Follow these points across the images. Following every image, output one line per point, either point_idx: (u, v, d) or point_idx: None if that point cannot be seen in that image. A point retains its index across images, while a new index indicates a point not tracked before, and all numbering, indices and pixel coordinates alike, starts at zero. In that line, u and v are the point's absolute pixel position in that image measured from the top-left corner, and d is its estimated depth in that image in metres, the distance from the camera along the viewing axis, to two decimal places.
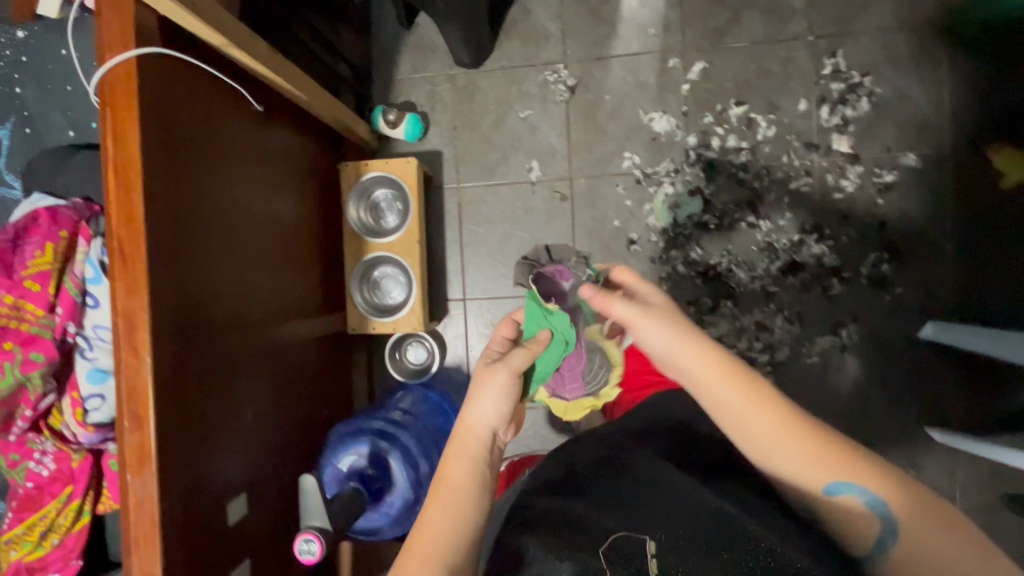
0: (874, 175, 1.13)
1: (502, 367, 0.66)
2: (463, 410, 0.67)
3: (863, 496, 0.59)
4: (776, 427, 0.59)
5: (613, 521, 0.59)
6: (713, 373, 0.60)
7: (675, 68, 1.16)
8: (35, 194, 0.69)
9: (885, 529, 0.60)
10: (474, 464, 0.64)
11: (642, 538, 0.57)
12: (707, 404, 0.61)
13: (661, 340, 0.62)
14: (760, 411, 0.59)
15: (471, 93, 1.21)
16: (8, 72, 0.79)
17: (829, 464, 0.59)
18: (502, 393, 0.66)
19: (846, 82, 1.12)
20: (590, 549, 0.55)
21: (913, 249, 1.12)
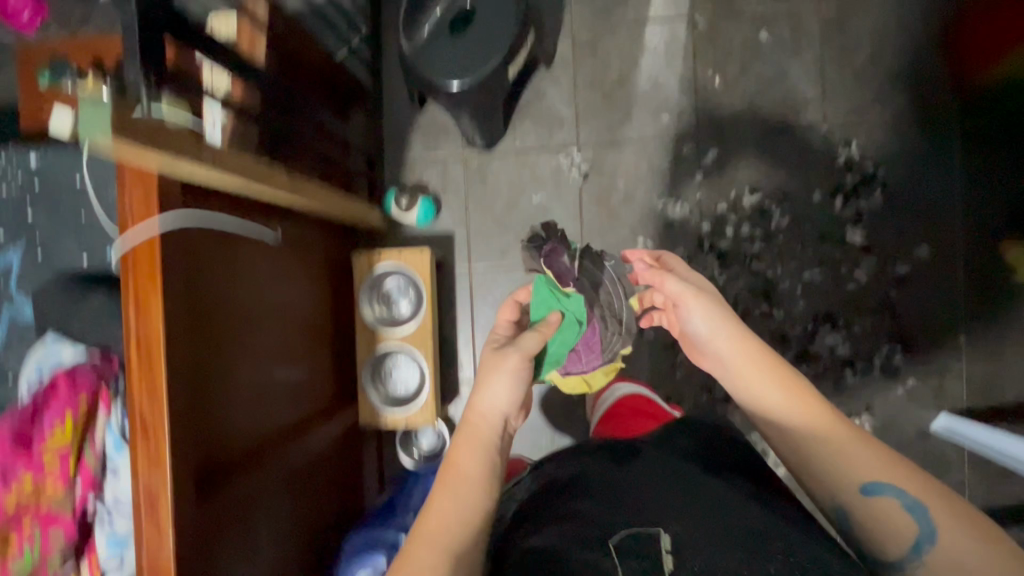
0: (887, 267, 1.13)
1: (515, 351, 0.78)
2: (477, 394, 0.77)
3: (900, 497, 0.61)
4: (803, 407, 0.68)
5: (627, 517, 0.61)
6: (747, 349, 0.73)
7: (689, 155, 1.16)
8: (48, 337, 0.67)
9: (922, 532, 0.59)
10: (484, 450, 0.72)
11: (655, 533, 0.59)
12: (739, 374, 0.73)
13: (706, 320, 0.76)
14: (780, 382, 0.70)
15: (484, 175, 1.21)
16: (19, 197, 0.77)
17: (857, 450, 0.64)
18: (512, 376, 0.77)
19: (859, 174, 1.12)
20: (599, 539, 0.58)
21: (926, 341, 1.13)
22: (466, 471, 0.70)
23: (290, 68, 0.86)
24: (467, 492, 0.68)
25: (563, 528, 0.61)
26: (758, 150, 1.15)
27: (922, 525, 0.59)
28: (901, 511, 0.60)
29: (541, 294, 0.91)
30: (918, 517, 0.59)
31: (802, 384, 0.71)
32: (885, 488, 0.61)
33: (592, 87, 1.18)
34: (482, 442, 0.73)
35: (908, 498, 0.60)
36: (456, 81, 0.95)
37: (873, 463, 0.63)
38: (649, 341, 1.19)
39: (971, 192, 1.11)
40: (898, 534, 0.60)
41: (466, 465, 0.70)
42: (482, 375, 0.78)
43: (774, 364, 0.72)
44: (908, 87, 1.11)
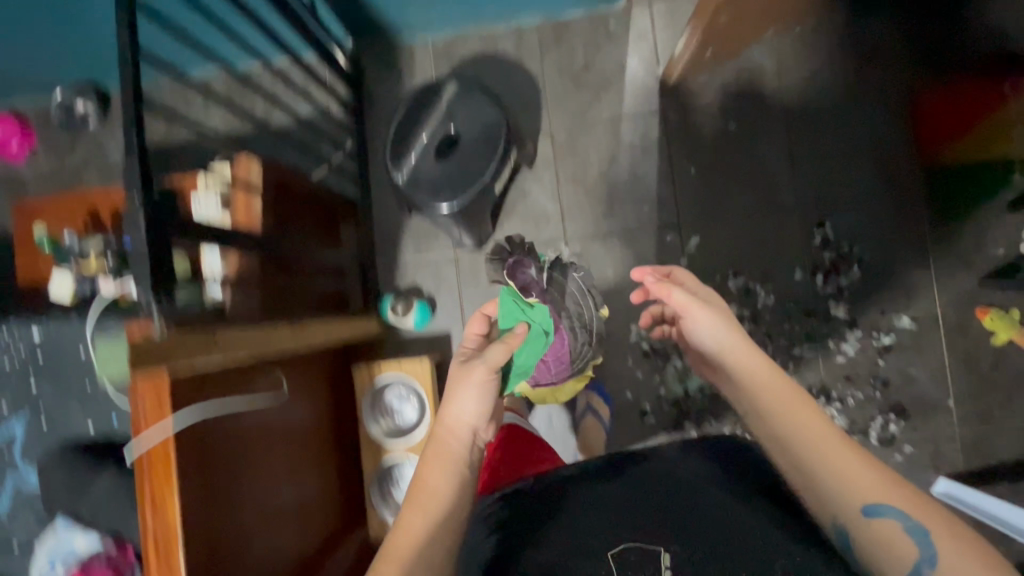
0: (872, 338, 1.17)
1: (481, 364, 0.70)
2: (443, 408, 0.70)
3: (902, 519, 0.52)
4: (802, 417, 0.59)
5: (625, 530, 0.60)
6: (753, 360, 0.64)
7: (673, 243, 1.21)
8: (59, 521, 0.70)
9: (923, 555, 0.51)
10: (452, 466, 0.66)
11: (656, 550, 0.57)
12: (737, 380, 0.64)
13: (710, 332, 0.66)
14: (776, 389, 0.61)
15: (476, 274, 1.24)
16: (22, 369, 0.78)
17: (858, 469, 0.55)
18: (480, 392, 0.70)
19: (836, 252, 1.17)
20: (598, 551, 0.59)
21: (917, 408, 1.16)
22: (432, 505, 0.63)
23: (282, 212, 0.89)
24: (430, 505, 0.63)
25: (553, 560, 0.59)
26: (739, 235, 1.20)
27: (924, 548, 0.51)
28: (903, 534, 0.52)
29: (507, 308, 0.83)
30: (921, 541, 0.51)
31: (802, 394, 0.61)
32: (886, 509, 0.53)
33: (574, 183, 1.23)
34: (447, 466, 0.66)
35: (911, 521, 0.52)
36: (446, 203, 0.97)
37: (874, 482, 0.55)
38: (651, 426, 1.21)
39: (945, 262, 1.16)
40: (898, 561, 0.52)
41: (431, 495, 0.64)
42: (449, 388, 0.71)
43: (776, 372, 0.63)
44: (874, 168, 1.17)
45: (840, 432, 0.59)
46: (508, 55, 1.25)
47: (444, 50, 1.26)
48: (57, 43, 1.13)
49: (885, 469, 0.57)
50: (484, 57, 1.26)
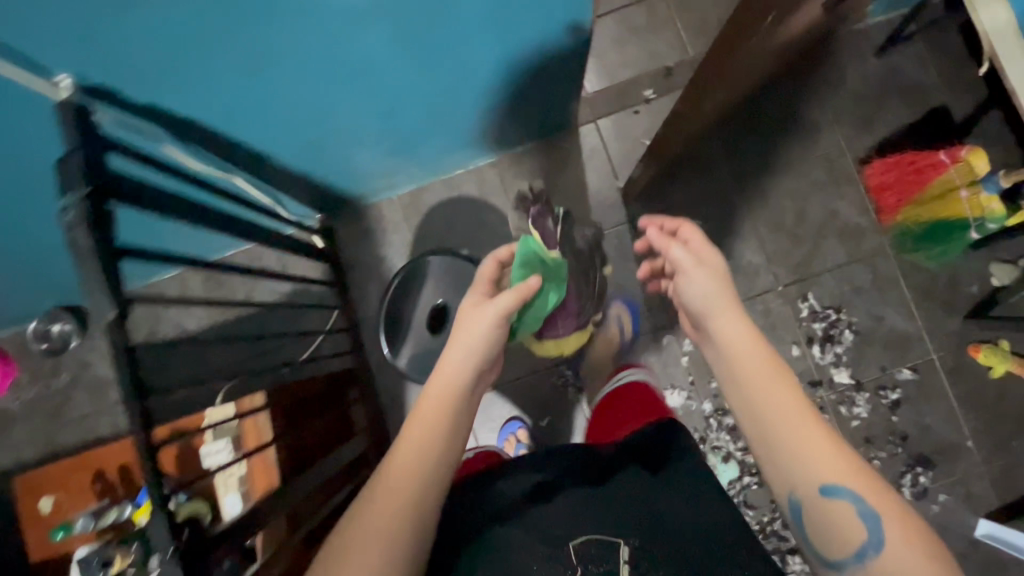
0: (881, 396, 1.20)
1: (492, 309, 0.76)
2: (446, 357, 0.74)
3: (857, 503, 0.56)
4: (776, 394, 0.61)
5: (597, 523, 0.71)
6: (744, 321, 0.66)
7: (670, 343, 1.24)
8: None
9: (869, 540, 0.55)
10: (450, 411, 0.70)
11: (616, 542, 0.69)
12: (723, 330, 0.66)
13: (705, 291, 0.69)
14: (761, 350, 0.64)
15: (488, 414, 1.25)
16: None
17: (823, 450, 0.58)
18: (479, 342, 0.75)
19: (826, 320, 1.21)
20: (566, 542, 0.69)
21: (941, 455, 1.18)
22: (433, 439, 0.67)
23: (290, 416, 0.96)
24: (428, 443, 0.67)
25: (531, 550, 0.69)
26: None
27: (872, 532, 0.55)
28: (857, 517, 0.56)
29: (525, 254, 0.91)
30: (868, 524, 0.56)
31: (780, 364, 0.63)
32: (843, 494, 0.57)
33: None
34: (446, 413, 0.69)
35: (864, 505, 0.56)
36: None
37: (839, 464, 0.58)
38: None
39: (928, 308, 1.20)
40: (843, 538, 0.57)
41: (427, 430, 0.67)
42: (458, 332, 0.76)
43: (755, 337, 0.65)
44: (839, 234, 1.23)
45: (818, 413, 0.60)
46: (472, 195, 1.29)
47: (411, 202, 1.29)
48: (27, 282, 1.12)
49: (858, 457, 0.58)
50: (451, 201, 1.29)
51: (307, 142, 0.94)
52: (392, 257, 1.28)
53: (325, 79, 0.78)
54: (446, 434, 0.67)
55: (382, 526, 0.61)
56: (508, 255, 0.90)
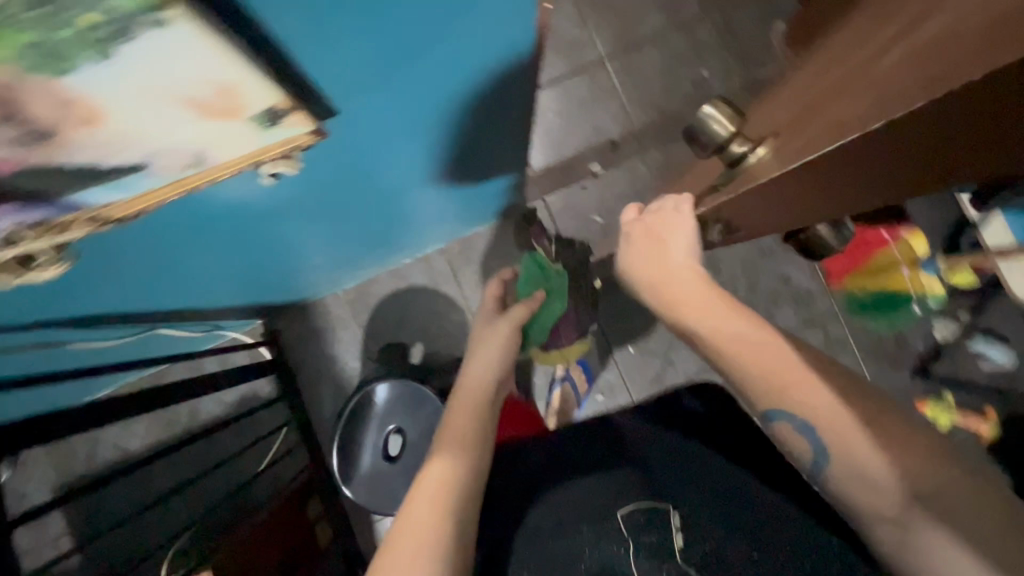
0: None
1: (505, 321, 0.80)
2: (467, 363, 0.75)
3: (795, 420, 0.47)
4: (706, 318, 0.51)
5: (636, 493, 0.69)
6: (679, 266, 0.54)
7: None
8: None
9: (815, 451, 0.47)
10: (479, 409, 0.69)
11: (666, 508, 0.67)
12: (661, 297, 0.55)
13: (644, 256, 0.56)
14: (700, 303, 0.52)
15: None
16: None
17: (775, 364, 0.48)
18: (468, 424, 0.66)
19: None
20: (611, 513, 0.68)
21: None
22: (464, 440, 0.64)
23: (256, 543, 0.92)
24: (466, 443, 0.64)
25: (573, 532, 0.68)
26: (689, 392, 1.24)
27: (814, 443, 0.47)
28: (795, 435, 0.48)
29: (532, 270, 1.01)
30: (816, 448, 0.47)
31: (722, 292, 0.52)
32: (779, 414, 0.48)
33: (525, 386, 1.24)
34: (477, 407, 0.68)
35: (802, 420, 0.47)
36: None
37: (784, 380, 0.47)
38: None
39: (877, 365, 1.23)
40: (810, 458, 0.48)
41: (457, 444, 0.63)
42: (476, 343, 0.78)
43: (692, 274, 0.54)
44: (790, 297, 1.24)
45: (752, 314, 0.51)
46: (422, 285, 1.24)
47: (358, 294, 1.24)
48: None
49: (794, 357, 0.49)
50: (400, 291, 1.24)
51: (244, 283, 0.88)
52: (344, 357, 1.23)
53: (251, 244, 0.72)
54: (480, 434, 0.65)
55: (431, 533, 0.54)
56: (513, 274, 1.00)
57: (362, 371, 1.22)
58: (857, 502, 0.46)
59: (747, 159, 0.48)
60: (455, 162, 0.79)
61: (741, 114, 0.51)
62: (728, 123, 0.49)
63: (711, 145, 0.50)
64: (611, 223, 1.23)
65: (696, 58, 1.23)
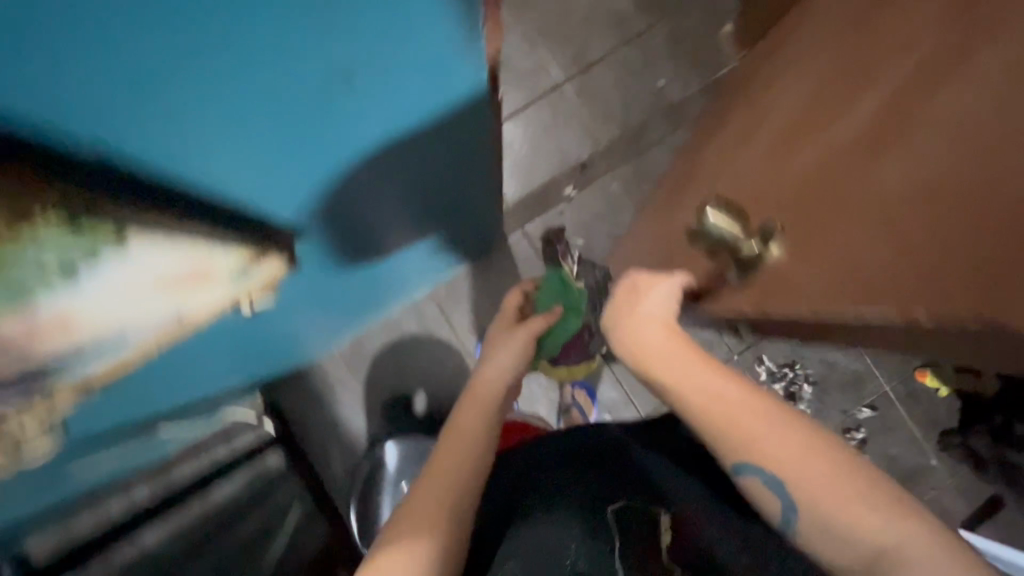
0: (848, 438, 1.24)
1: (523, 329, 0.74)
2: (479, 367, 0.71)
3: (762, 474, 0.48)
4: (673, 375, 0.53)
5: (628, 491, 0.63)
6: (643, 326, 0.57)
7: None
8: None
9: (783, 505, 0.47)
10: (484, 411, 0.65)
11: (658, 512, 0.61)
12: (630, 355, 0.58)
13: (611, 313, 0.61)
14: (669, 358, 0.54)
15: None
16: None
17: (741, 418, 0.49)
18: (430, 508, 0.56)
19: (785, 378, 1.24)
20: (600, 509, 0.62)
21: (910, 476, 1.24)
22: (467, 448, 0.61)
23: None
24: (466, 448, 0.61)
25: (558, 531, 0.60)
26: None
27: (783, 497, 0.47)
28: (762, 489, 0.48)
29: (554, 282, 1.02)
30: (782, 500, 0.47)
31: (688, 344, 0.55)
32: (747, 468, 0.49)
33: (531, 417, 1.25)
34: (486, 411, 0.65)
35: (769, 474, 0.47)
36: None
37: (743, 432, 0.49)
38: None
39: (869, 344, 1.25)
40: (775, 511, 0.48)
41: (458, 450, 0.61)
42: (489, 348, 0.74)
43: (663, 328, 0.57)
44: None
45: (717, 366, 0.53)
46: (414, 332, 1.24)
47: (353, 353, 1.23)
48: None
49: (763, 406, 0.50)
50: (393, 343, 1.24)
51: (243, 370, 0.90)
52: (347, 416, 1.22)
53: (236, 336, 0.72)
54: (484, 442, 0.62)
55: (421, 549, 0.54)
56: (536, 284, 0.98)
57: (368, 427, 1.22)
58: (829, 554, 0.46)
59: (761, 256, 0.56)
60: (429, 208, 0.78)
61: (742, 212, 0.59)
62: (733, 224, 0.56)
63: (723, 245, 0.57)
64: (592, 245, 1.23)
65: (651, 70, 1.24)
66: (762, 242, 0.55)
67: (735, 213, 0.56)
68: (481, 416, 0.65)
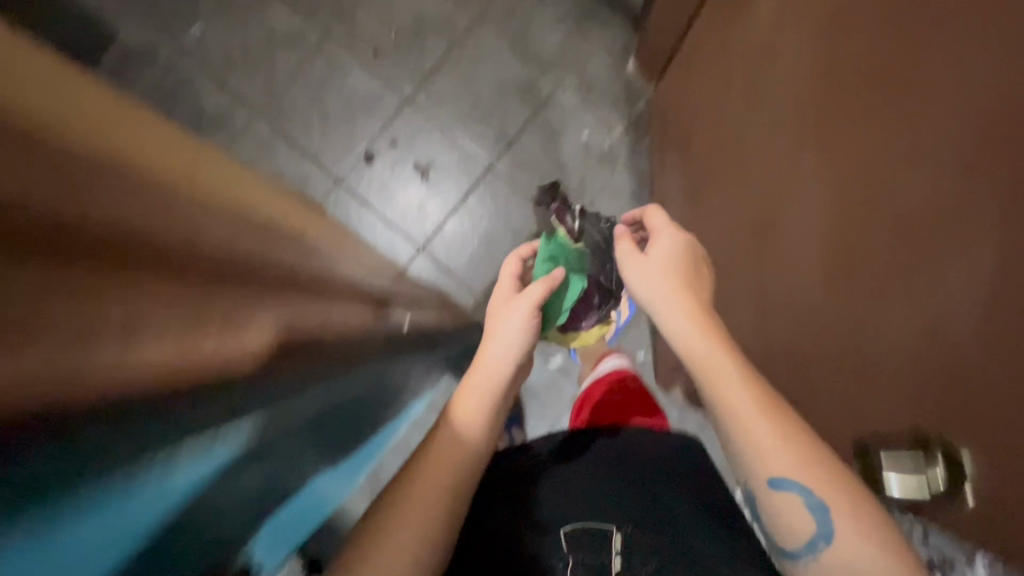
0: None
1: (522, 303, 0.57)
2: (480, 351, 0.56)
3: (802, 493, 0.40)
4: (717, 373, 0.43)
5: (622, 511, 0.57)
6: (670, 295, 0.48)
7: None
8: None
9: (817, 531, 0.39)
10: (477, 416, 0.51)
11: (609, 529, 0.55)
12: (669, 326, 0.48)
13: (642, 276, 0.51)
14: (701, 340, 0.45)
15: None
16: None
17: (788, 434, 0.41)
18: None
19: None
20: (561, 521, 0.57)
21: None
22: (452, 464, 0.49)
23: None
24: (450, 459, 0.49)
25: (525, 542, 0.55)
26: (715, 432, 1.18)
27: (821, 522, 0.39)
28: (801, 509, 0.40)
29: (549, 248, 0.73)
30: (817, 520, 0.39)
31: (728, 336, 0.46)
32: (786, 480, 0.40)
33: None
34: (483, 415, 0.52)
35: (813, 496, 0.39)
36: None
37: (780, 443, 0.41)
38: None
39: None
40: (790, 533, 0.40)
41: (450, 457, 0.49)
42: (490, 325, 0.58)
43: (694, 300, 0.48)
44: None
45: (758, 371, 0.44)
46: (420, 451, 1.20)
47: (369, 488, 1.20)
48: None
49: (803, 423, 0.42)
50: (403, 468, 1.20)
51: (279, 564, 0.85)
52: None
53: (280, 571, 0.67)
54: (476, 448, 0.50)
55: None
56: (530, 252, 0.71)
57: None
58: None
59: (951, 475, 0.40)
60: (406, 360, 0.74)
61: (915, 437, 0.43)
62: (911, 462, 0.43)
63: (912, 489, 0.43)
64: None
65: (572, 125, 1.20)
66: (941, 458, 0.40)
67: (898, 444, 0.45)
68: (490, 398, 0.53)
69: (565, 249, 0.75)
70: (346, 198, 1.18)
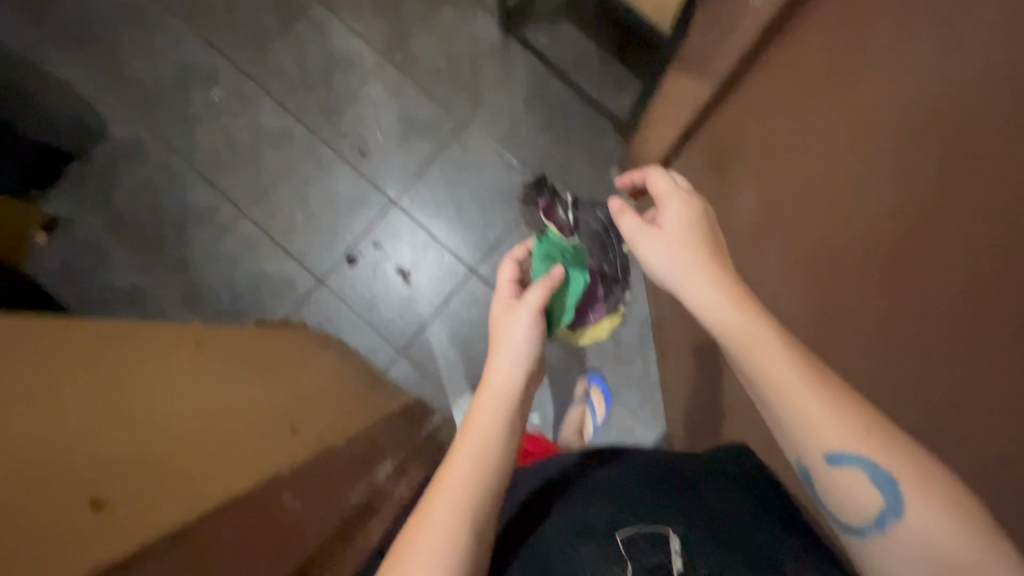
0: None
1: (523, 304, 0.51)
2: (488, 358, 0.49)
3: (865, 467, 0.37)
4: (761, 354, 0.40)
5: (680, 513, 0.49)
6: (695, 264, 0.46)
7: None
8: None
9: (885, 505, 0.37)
10: (491, 432, 0.44)
11: (664, 531, 0.48)
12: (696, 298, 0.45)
13: (662, 252, 0.48)
14: (737, 312, 0.43)
15: None
16: None
17: (842, 408, 0.38)
18: None
19: None
20: (612, 529, 0.49)
21: None
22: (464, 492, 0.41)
23: None
24: (461, 490, 0.41)
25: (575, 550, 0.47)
26: None
27: (886, 497, 0.37)
28: (865, 486, 0.37)
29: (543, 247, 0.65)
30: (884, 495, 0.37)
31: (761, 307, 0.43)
32: (847, 458, 0.38)
33: None
34: (495, 431, 0.44)
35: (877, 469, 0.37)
36: None
37: (836, 421, 0.38)
38: None
39: None
40: (858, 513, 0.38)
41: (463, 483, 0.41)
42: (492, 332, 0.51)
43: (719, 272, 0.45)
44: None
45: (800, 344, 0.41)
46: None
47: None
48: None
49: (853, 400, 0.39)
50: None
51: None
52: None
53: None
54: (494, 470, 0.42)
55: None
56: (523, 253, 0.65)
57: None
58: None
59: None
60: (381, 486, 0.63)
61: None
62: None
63: None
64: (563, 400, 1.08)
65: None
66: None
67: None
68: (502, 413, 0.45)
69: (559, 243, 0.65)
70: (327, 299, 1.16)
